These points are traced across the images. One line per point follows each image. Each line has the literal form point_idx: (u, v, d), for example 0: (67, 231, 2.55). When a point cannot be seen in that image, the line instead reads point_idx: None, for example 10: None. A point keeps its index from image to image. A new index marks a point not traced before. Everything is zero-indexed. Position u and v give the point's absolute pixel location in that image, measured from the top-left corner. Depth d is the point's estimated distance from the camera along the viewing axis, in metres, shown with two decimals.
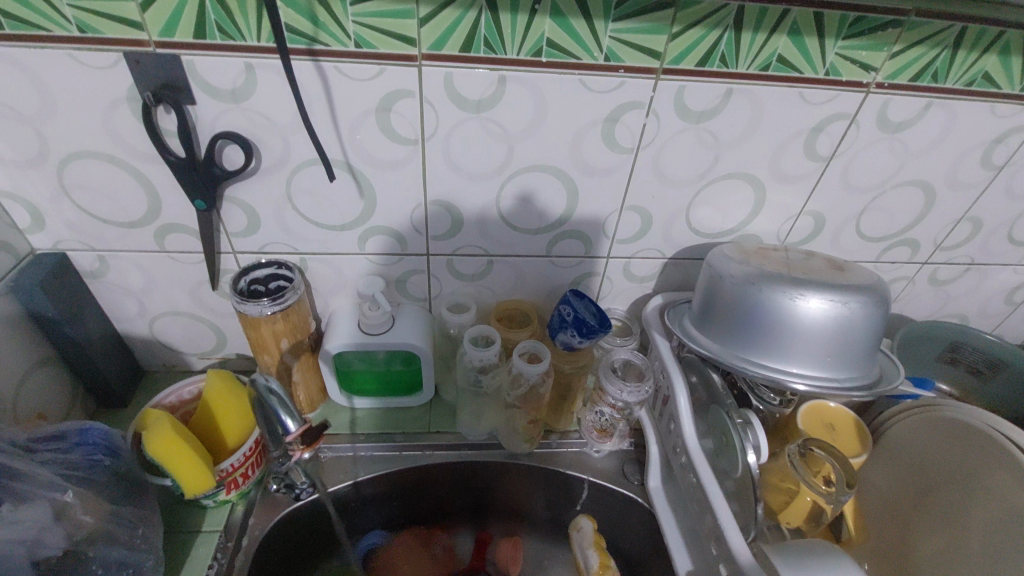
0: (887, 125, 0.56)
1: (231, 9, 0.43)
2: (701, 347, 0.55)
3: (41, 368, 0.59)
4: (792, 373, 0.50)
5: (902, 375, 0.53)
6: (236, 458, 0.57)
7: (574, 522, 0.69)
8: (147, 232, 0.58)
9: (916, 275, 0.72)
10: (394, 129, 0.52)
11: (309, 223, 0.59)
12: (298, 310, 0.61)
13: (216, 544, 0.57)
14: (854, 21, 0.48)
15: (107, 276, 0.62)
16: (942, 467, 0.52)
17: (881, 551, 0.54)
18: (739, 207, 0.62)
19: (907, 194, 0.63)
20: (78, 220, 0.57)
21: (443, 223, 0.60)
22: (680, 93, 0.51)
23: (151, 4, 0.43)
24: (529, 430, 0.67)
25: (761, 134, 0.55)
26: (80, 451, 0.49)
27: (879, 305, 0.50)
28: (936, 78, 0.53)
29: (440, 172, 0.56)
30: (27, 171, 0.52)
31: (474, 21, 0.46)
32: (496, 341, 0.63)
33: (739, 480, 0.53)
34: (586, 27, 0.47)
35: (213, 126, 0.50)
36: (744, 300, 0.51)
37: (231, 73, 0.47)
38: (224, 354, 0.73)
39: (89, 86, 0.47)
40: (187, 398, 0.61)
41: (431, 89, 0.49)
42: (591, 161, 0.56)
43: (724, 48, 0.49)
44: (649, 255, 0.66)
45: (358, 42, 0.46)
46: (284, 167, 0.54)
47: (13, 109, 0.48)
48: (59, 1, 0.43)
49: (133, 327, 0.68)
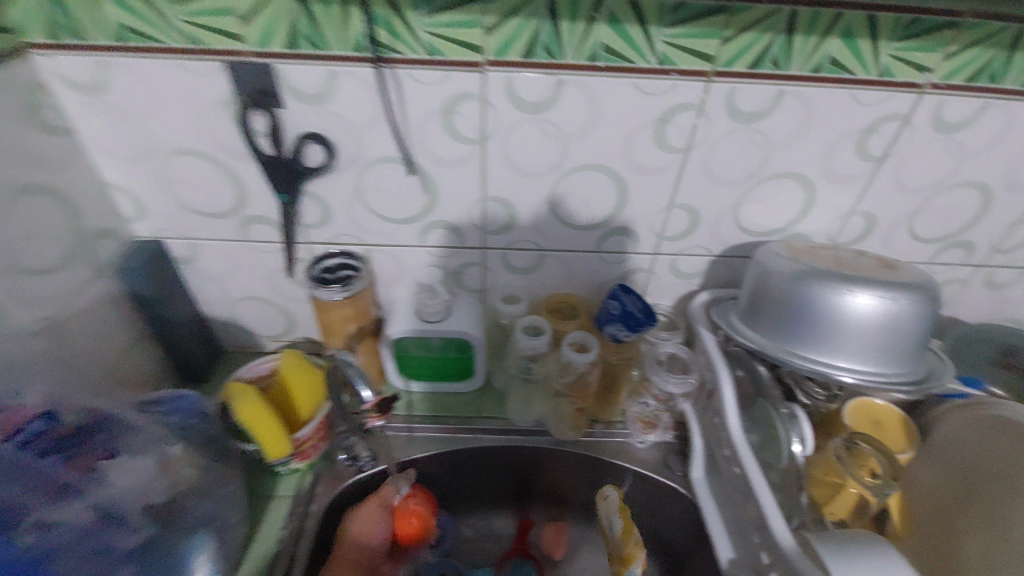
0: (942, 125, 0.56)
1: (321, 23, 0.49)
2: (748, 341, 0.56)
3: (138, 343, 0.66)
4: (839, 367, 0.51)
5: (952, 373, 0.53)
6: (308, 429, 0.62)
7: (602, 492, 0.68)
8: (233, 223, 0.64)
9: (972, 278, 0.71)
10: (458, 130, 0.56)
11: (377, 217, 0.64)
12: (364, 297, 0.66)
13: (287, 509, 0.63)
14: (908, 23, 0.49)
15: (195, 262, 0.68)
16: (996, 465, 0.52)
17: (928, 546, 0.54)
18: (788, 206, 0.63)
19: (963, 195, 0.62)
20: (175, 212, 0.63)
21: (499, 218, 0.64)
22: (731, 95, 0.53)
23: (252, 19, 0.49)
24: (576, 418, 0.71)
25: (812, 134, 0.56)
26: (177, 415, 0.57)
27: (930, 302, 0.50)
28: (993, 79, 0.53)
29: (498, 170, 0.59)
30: (136, 167, 0.59)
31: (536, 30, 0.49)
32: (546, 331, 0.67)
33: (784, 471, 0.54)
34: (642, 33, 0.49)
35: (297, 128, 0.56)
36: (792, 295, 0.53)
37: (317, 80, 0.52)
38: (292, 338, 0.79)
39: (194, 92, 0.53)
40: (263, 374, 0.67)
41: (494, 93, 0.53)
42: (642, 160, 0.58)
43: (776, 50, 0.50)
44: (696, 253, 0.68)
45: (430, 50, 0.51)
46: (358, 165, 0.59)
47: (129, 112, 0.55)
48: (174, 18, 0.49)
49: (215, 310, 0.74)
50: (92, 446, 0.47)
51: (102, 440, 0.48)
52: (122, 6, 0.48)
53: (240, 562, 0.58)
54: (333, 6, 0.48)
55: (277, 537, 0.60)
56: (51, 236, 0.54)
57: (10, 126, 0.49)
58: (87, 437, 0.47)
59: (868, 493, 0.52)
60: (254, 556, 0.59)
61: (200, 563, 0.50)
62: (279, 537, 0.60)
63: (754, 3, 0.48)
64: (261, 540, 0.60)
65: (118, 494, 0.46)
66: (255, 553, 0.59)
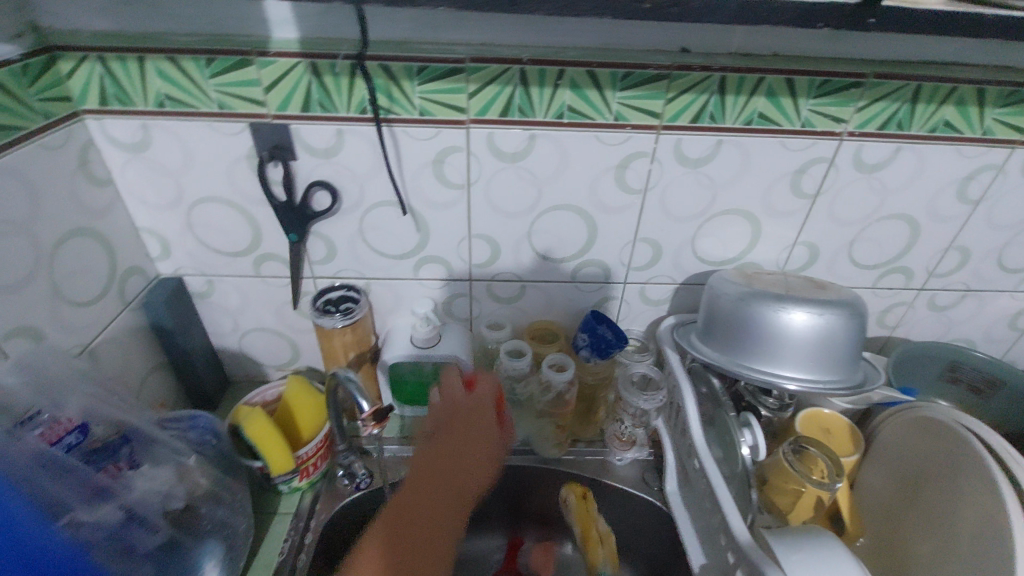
0: (863, 166, 0.65)
1: (330, 91, 0.58)
2: (705, 356, 0.63)
3: (157, 370, 0.73)
4: (783, 376, 0.58)
5: (884, 377, 0.60)
6: (310, 448, 0.68)
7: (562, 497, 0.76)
8: (248, 260, 0.72)
9: (915, 301, 0.79)
10: (446, 176, 0.65)
11: (375, 253, 0.72)
12: (363, 326, 0.73)
13: (289, 524, 0.67)
14: (821, 84, 0.59)
15: (211, 297, 0.76)
16: (923, 464, 0.58)
17: (887, 552, 0.59)
18: (738, 238, 0.71)
19: (893, 226, 0.71)
20: (196, 250, 0.71)
21: (484, 251, 0.72)
22: (678, 145, 0.63)
23: (272, 88, 0.58)
24: (558, 434, 0.76)
25: (752, 175, 0.65)
26: (193, 432, 0.61)
27: (857, 316, 0.58)
28: (901, 126, 0.62)
29: (482, 211, 0.68)
30: (165, 213, 0.68)
31: (510, 94, 0.59)
32: (528, 353, 0.73)
33: (743, 473, 0.60)
34: (598, 95, 0.59)
35: (309, 176, 0.65)
36: (739, 313, 0.60)
37: (326, 136, 0.61)
38: (296, 366, 0.86)
39: (221, 149, 0.62)
40: (270, 398, 0.74)
41: (476, 145, 0.62)
42: (607, 200, 0.67)
43: (712, 108, 0.60)
44: (662, 281, 0.76)
45: (422, 112, 0.60)
46: (360, 207, 0.67)
47: (163, 165, 0.64)
48: (208, 88, 0.58)
49: (226, 341, 0.81)
50: (118, 457, 0.52)
51: (126, 451, 0.53)
52: (164, 80, 0.58)
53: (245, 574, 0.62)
54: (341, 77, 0.57)
55: (280, 550, 0.65)
56: (89, 273, 0.61)
57: (63, 179, 0.58)
58: (115, 448, 0.52)
59: (821, 492, 0.57)
60: (257, 567, 0.63)
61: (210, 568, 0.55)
62: (282, 550, 0.65)
63: (689, 71, 0.58)
64: (265, 554, 0.65)
65: (142, 498, 0.51)
66: (259, 565, 0.63)
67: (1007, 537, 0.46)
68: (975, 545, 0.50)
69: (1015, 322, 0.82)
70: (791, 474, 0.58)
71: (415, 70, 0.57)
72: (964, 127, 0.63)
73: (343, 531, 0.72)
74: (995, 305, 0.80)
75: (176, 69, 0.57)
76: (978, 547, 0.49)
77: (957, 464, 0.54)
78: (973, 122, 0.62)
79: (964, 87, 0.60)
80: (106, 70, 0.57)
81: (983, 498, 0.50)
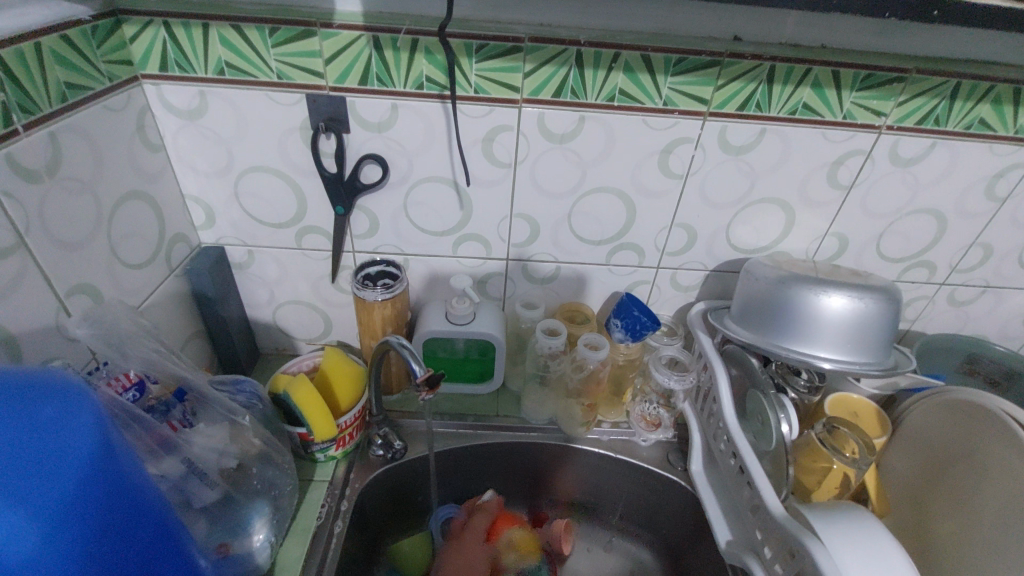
0: (899, 160, 0.67)
1: (390, 65, 0.59)
2: (742, 338, 0.65)
3: (195, 337, 0.74)
4: (820, 357, 0.60)
5: (914, 363, 0.63)
6: (349, 417, 0.70)
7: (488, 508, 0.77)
8: (291, 232, 0.73)
9: (936, 295, 0.81)
10: (494, 156, 0.66)
11: (416, 229, 0.73)
12: (402, 300, 0.74)
13: (325, 492, 0.69)
14: (865, 78, 0.61)
15: (250, 268, 0.77)
16: (951, 443, 0.60)
17: (914, 529, 0.61)
18: (772, 226, 0.73)
19: (922, 220, 0.73)
20: (240, 220, 0.72)
21: (524, 231, 0.74)
22: (723, 132, 0.64)
23: (332, 60, 0.59)
24: (587, 413, 0.78)
25: (791, 164, 0.67)
26: (239, 396, 0.62)
27: (893, 303, 0.60)
28: (938, 122, 0.64)
29: (526, 191, 0.69)
30: (213, 181, 0.69)
31: (565, 75, 0.60)
32: (562, 333, 0.75)
33: (774, 451, 0.62)
34: (651, 80, 0.61)
35: (359, 150, 0.66)
36: (779, 295, 0.62)
37: (381, 110, 0.62)
38: (327, 340, 0.87)
39: (275, 119, 0.63)
40: (306, 369, 0.75)
41: (527, 125, 0.64)
42: (648, 184, 0.69)
43: (759, 96, 0.62)
44: (693, 267, 0.78)
45: (476, 89, 0.61)
46: (407, 182, 0.69)
47: (216, 133, 0.65)
48: (269, 58, 0.59)
49: (260, 312, 0.83)
50: (172, 415, 0.53)
51: (179, 410, 0.54)
52: (227, 47, 0.58)
53: (285, 536, 0.64)
54: (402, 52, 0.58)
55: (317, 515, 0.66)
56: (141, 236, 0.62)
57: (124, 142, 0.59)
58: (169, 407, 0.53)
59: (849, 469, 0.60)
60: (297, 531, 0.64)
61: (260, 525, 0.57)
62: (320, 515, 0.66)
63: (740, 59, 0.59)
64: (303, 518, 0.66)
65: (201, 453, 0.53)
66: (298, 528, 0.65)
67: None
68: (1008, 514, 0.52)
69: None
70: (821, 451, 0.61)
71: (474, 48, 0.58)
72: (998, 126, 0.65)
73: (374, 500, 0.74)
74: (1012, 303, 0.82)
75: (239, 38, 0.58)
76: (1012, 515, 0.51)
77: (986, 441, 0.56)
78: (1007, 121, 0.64)
79: (1002, 86, 0.62)
80: (169, 35, 0.58)
81: (1014, 469, 0.52)
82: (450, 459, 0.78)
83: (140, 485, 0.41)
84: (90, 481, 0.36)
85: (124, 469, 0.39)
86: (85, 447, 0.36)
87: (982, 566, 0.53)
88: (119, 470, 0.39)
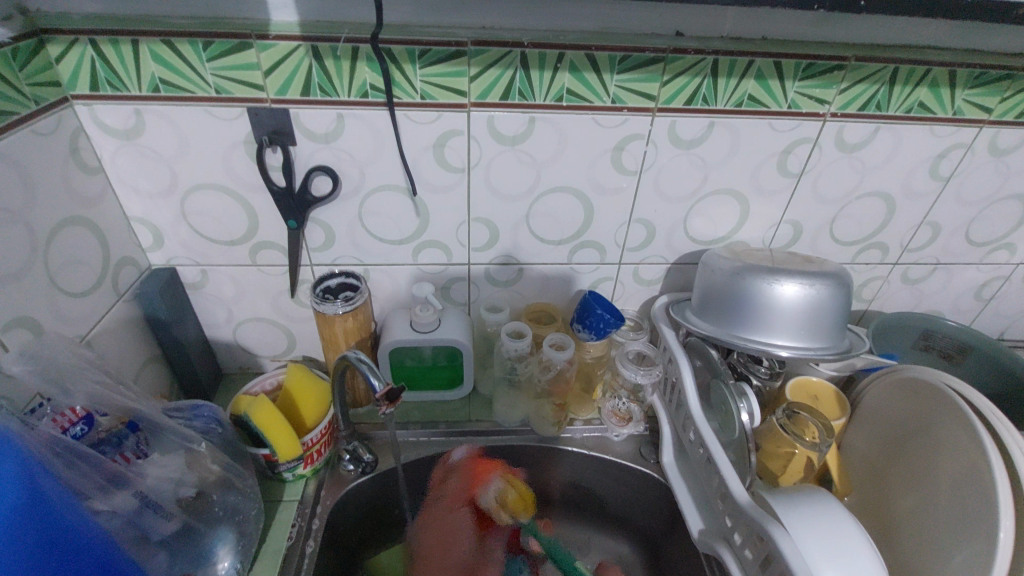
0: (845, 146, 0.68)
1: (331, 76, 0.58)
2: (702, 330, 0.66)
3: (151, 362, 0.72)
4: (777, 345, 0.60)
5: (868, 344, 0.64)
6: (315, 434, 0.68)
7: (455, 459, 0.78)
8: (244, 248, 0.72)
9: (890, 275, 0.83)
10: (447, 161, 0.66)
11: (374, 239, 0.72)
12: (364, 311, 0.73)
13: (296, 511, 0.67)
14: (807, 67, 0.62)
15: (205, 287, 0.75)
16: (906, 419, 0.62)
17: (876, 506, 0.63)
18: (727, 217, 0.74)
19: (871, 203, 0.74)
20: (190, 240, 0.70)
21: (483, 236, 0.73)
22: (672, 127, 0.65)
23: (272, 73, 0.58)
24: (557, 414, 0.78)
25: (741, 156, 0.68)
26: (198, 421, 0.61)
27: (843, 287, 0.61)
28: (880, 107, 0.66)
29: (482, 195, 0.69)
30: (158, 201, 0.67)
31: (511, 77, 0.60)
32: (528, 334, 0.74)
33: (738, 439, 0.62)
34: (596, 78, 0.61)
35: (308, 162, 0.64)
36: (735, 286, 0.62)
37: (326, 121, 0.61)
38: (291, 356, 0.85)
39: (218, 134, 0.62)
40: (270, 388, 0.73)
41: (477, 129, 0.63)
42: (603, 182, 0.69)
43: (705, 90, 0.62)
44: (654, 261, 0.78)
45: (423, 95, 0.60)
46: (359, 193, 0.67)
47: (157, 152, 0.63)
48: (205, 72, 0.57)
49: (219, 332, 0.81)
50: (125, 446, 0.52)
51: (132, 441, 0.52)
52: (159, 63, 0.57)
53: (255, 560, 0.62)
54: (343, 60, 0.57)
55: (288, 535, 0.65)
56: (83, 264, 0.60)
57: (56, 167, 0.56)
58: (121, 439, 0.52)
59: (812, 453, 0.61)
60: (266, 555, 0.63)
61: (224, 552, 0.56)
62: (291, 534, 0.65)
63: (684, 54, 0.60)
64: (273, 540, 0.65)
65: (155, 485, 0.52)
66: (268, 551, 0.63)
67: (988, 468, 0.50)
68: (956, 483, 0.53)
69: (981, 294, 0.87)
70: (784, 437, 0.62)
71: (416, 54, 0.58)
72: (937, 108, 0.66)
73: (348, 516, 0.72)
74: (962, 278, 0.85)
75: (172, 53, 0.56)
76: (961, 488, 0.52)
77: (935, 415, 0.58)
78: (945, 103, 0.66)
79: (938, 70, 0.63)
80: (98, 54, 0.56)
81: (960, 439, 0.54)
82: (422, 468, 0.77)
83: (79, 534, 0.42)
84: (14, 525, 0.37)
85: (58, 516, 0.40)
86: (12, 492, 0.38)
87: (940, 537, 0.54)
88: (52, 516, 0.40)
